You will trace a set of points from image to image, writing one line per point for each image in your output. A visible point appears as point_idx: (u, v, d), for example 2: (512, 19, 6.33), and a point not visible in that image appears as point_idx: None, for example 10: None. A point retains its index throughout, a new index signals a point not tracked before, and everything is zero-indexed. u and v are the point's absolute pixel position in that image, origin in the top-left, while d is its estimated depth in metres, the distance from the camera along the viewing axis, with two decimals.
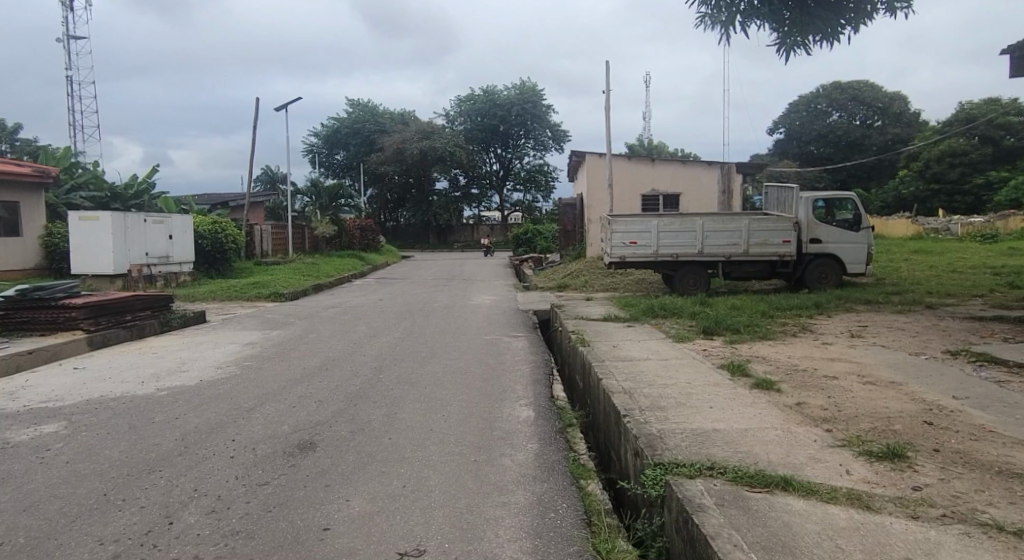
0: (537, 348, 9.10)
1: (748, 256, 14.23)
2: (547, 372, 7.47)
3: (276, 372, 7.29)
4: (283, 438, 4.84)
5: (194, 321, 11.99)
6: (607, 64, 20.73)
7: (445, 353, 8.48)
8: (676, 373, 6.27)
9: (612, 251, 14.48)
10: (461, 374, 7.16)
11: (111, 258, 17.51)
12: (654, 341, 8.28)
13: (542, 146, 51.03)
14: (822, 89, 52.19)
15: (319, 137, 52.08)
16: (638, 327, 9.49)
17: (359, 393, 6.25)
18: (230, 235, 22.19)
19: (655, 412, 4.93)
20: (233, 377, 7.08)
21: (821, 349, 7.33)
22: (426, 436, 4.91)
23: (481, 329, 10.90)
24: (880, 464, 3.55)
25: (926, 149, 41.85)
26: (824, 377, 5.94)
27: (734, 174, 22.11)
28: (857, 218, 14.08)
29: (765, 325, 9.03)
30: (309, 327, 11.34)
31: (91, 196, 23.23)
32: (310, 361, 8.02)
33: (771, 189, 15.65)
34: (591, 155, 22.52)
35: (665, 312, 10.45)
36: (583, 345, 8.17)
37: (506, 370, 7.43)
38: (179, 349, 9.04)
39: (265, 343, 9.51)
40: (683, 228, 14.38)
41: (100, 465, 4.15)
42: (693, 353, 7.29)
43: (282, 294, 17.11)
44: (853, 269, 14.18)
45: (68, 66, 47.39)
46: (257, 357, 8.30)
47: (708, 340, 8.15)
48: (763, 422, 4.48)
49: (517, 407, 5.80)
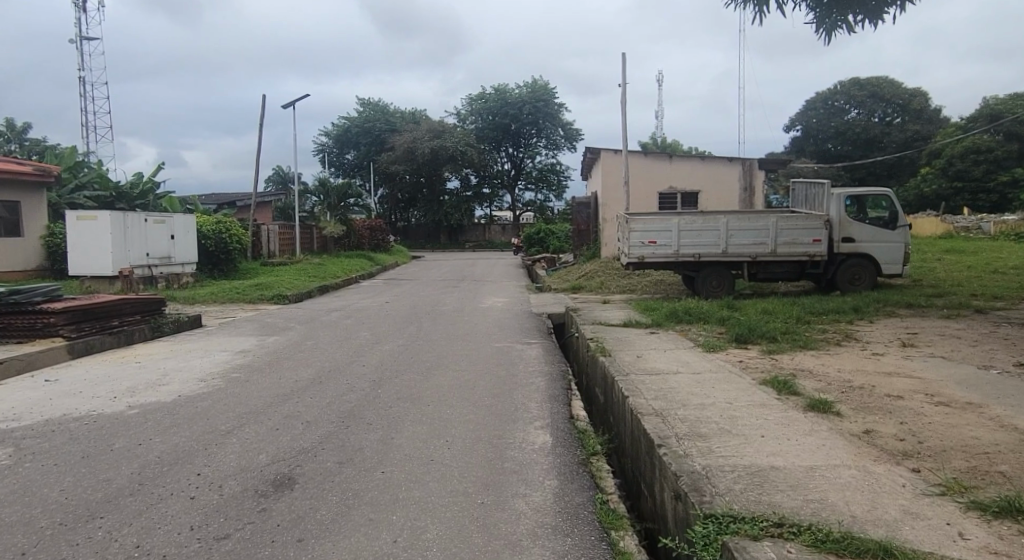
0: (552, 357, 8.32)
1: (775, 257, 13.39)
2: (564, 386, 6.70)
3: (264, 386, 6.60)
4: (258, 472, 4.12)
5: (188, 326, 11.40)
6: (624, 57, 19.97)
7: (452, 364, 7.72)
8: (713, 390, 5.48)
9: (630, 251, 13.71)
10: (467, 389, 6.42)
11: (109, 260, 16.97)
12: (682, 351, 7.46)
13: (553, 145, 50.27)
14: (839, 85, 51.00)
15: (329, 137, 51.54)
16: (661, 334, 8.67)
17: (352, 413, 5.53)
18: (235, 235, 21.63)
19: (695, 442, 4.12)
20: (214, 392, 6.39)
21: (874, 361, 6.48)
22: (425, 469, 4.17)
23: (491, 335, 10.17)
24: (1002, 526, 2.72)
25: (948, 146, 40.65)
26: (887, 396, 5.10)
27: (756, 171, 21.26)
28: (893, 216, 13.20)
29: (803, 332, 8.20)
30: (307, 333, 10.68)
31: (95, 195, 22.81)
32: (302, 373, 7.30)
33: (799, 185, 14.77)
34: (607, 152, 21.70)
35: (690, 318, 9.64)
36: (604, 356, 7.40)
37: (518, 384, 6.68)
38: (164, 358, 8.40)
39: (259, 351, 8.84)
40: (705, 227, 13.57)
41: (29, 512, 3.45)
42: (728, 366, 6.47)
43: (285, 297, 16.50)
44: (889, 269, 13.29)
45: (80, 66, 47.71)
46: (246, 368, 7.60)
47: (741, 350, 7.35)
48: (830, 457, 3.67)
49: (530, 431, 5.04)
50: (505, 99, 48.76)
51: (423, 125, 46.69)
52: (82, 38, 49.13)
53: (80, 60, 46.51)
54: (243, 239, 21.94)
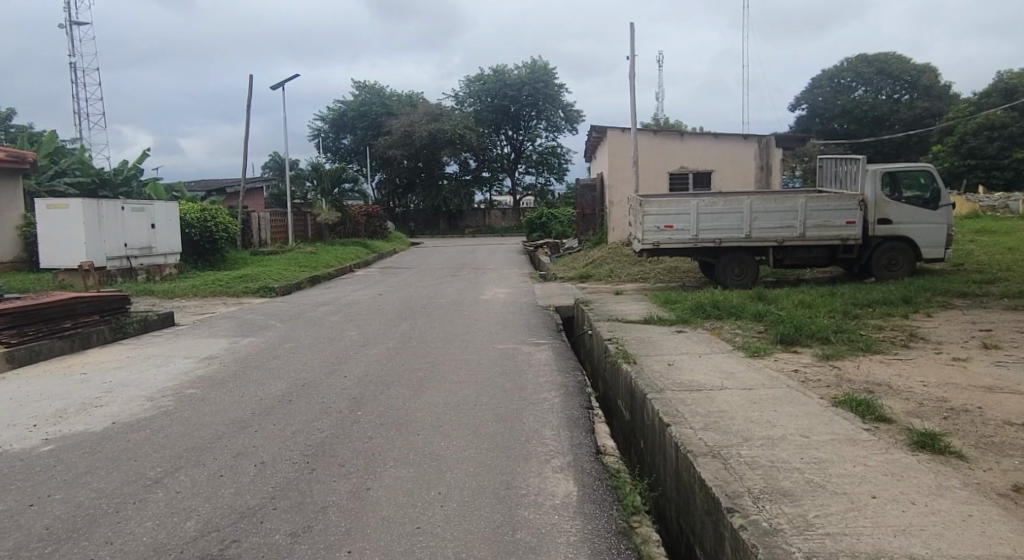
0: (564, 363, 7.17)
1: (804, 241, 12.21)
2: (585, 404, 5.56)
3: (220, 408, 5.45)
4: (176, 554, 2.95)
5: (156, 325, 10.26)
6: (631, 27, 18.70)
7: (449, 374, 6.60)
8: (777, 414, 4.34)
9: (644, 237, 12.56)
10: (467, 411, 5.30)
11: (82, 250, 15.77)
12: (719, 356, 6.31)
13: (554, 127, 48.81)
14: (846, 62, 49.43)
15: (324, 122, 50.05)
16: (690, 333, 7.54)
17: (320, 451, 4.37)
18: (221, 223, 20.39)
19: (783, 506, 2.95)
20: (156, 418, 5.20)
21: (963, 370, 5.30)
22: (410, 546, 3.02)
23: (494, 334, 9.02)
24: None
25: (961, 123, 39.22)
26: (1010, 425, 3.93)
27: (773, 148, 20.04)
28: (935, 194, 11.99)
29: (858, 331, 7.03)
30: (288, 333, 9.53)
31: (76, 181, 21.63)
32: (271, 388, 6.14)
33: (827, 161, 13.53)
34: (613, 130, 20.40)
35: (720, 312, 8.49)
36: (628, 363, 6.25)
37: (528, 402, 5.55)
38: (118, 367, 7.27)
39: (229, 358, 7.70)
40: (727, 210, 12.36)
41: None
42: (783, 377, 5.32)
43: (272, 289, 15.40)
44: (929, 253, 12.10)
45: (70, 52, 46.52)
46: (205, 383, 6.42)
47: (792, 354, 6.20)
48: (997, 543, 2.48)
49: (547, 476, 3.89)
50: (504, 80, 47.33)
51: (420, 108, 45.35)
52: (72, 23, 47.99)
53: (70, 47, 45.49)
54: (229, 227, 20.72)
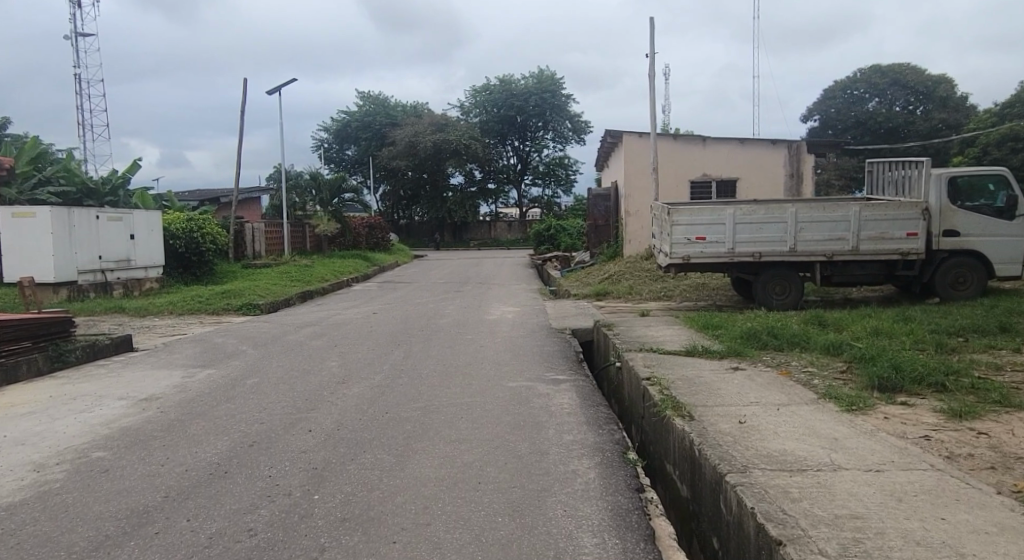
0: (596, 413, 5.57)
1: (857, 255, 10.66)
2: (633, 485, 3.97)
3: (122, 489, 3.86)
4: None
5: (106, 351, 8.70)
6: (651, 25, 17.29)
7: (444, 429, 5.02)
8: (955, 530, 2.74)
9: (673, 249, 11.01)
10: (467, 496, 3.73)
11: (53, 264, 14.29)
12: (806, 409, 4.73)
13: (561, 138, 47.45)
14: (859, 73, 47.94)
15: (329, 133, 48.88)
16: (752, 371, 5.98)
17: None
18: (209, 233, 18.93)
19: None
20: (24, 505, 3.62)
21: None
22: None
23: (501, 367, 7.44)
24: None
25: (983, 135, 37.68)
26: None
27: (804, 155, 18.54)
28: (1011, 203, 10.39)
29: (975, 373, 5.44)
30: (256, 364, 7.96)
31: (61, 190, 20.23)
32: (205, 452, 4.56)
33: (878, 166, 11.97)
34: (630, 135, 18.82)
35: (782, 342, 6.92)
36: (683, 418, 4.66)
37: (554, 480, 3.98)
38: (29, 413, 5.70)
39: (174, 400, 6.14)
40: (767, 219, 10.81)
41: None
42: (920, 453, 3.73)
43: (256, 306, 13.97)
44: (1003, 270, 10.49)
45: (77, 63, 46.13)
46: (125, 440, 4.85)
47: (908, 409, 4.61)
48: None
49: None
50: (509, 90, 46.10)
51: (425, 118, 44.07)
52: (79, 35, 47.59)
53: (76, 58, 44.87)
54: (218, 237, 19.25)
